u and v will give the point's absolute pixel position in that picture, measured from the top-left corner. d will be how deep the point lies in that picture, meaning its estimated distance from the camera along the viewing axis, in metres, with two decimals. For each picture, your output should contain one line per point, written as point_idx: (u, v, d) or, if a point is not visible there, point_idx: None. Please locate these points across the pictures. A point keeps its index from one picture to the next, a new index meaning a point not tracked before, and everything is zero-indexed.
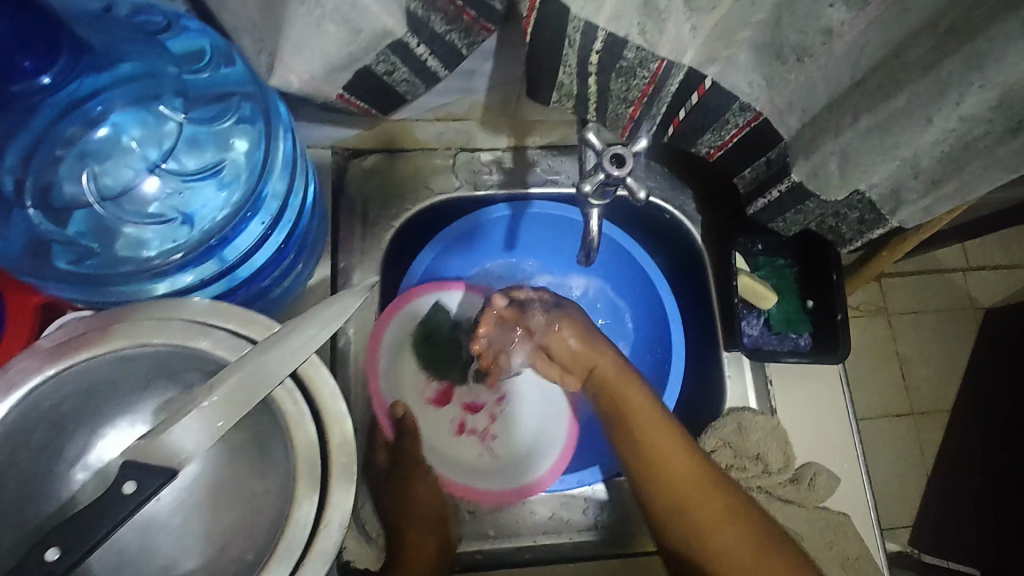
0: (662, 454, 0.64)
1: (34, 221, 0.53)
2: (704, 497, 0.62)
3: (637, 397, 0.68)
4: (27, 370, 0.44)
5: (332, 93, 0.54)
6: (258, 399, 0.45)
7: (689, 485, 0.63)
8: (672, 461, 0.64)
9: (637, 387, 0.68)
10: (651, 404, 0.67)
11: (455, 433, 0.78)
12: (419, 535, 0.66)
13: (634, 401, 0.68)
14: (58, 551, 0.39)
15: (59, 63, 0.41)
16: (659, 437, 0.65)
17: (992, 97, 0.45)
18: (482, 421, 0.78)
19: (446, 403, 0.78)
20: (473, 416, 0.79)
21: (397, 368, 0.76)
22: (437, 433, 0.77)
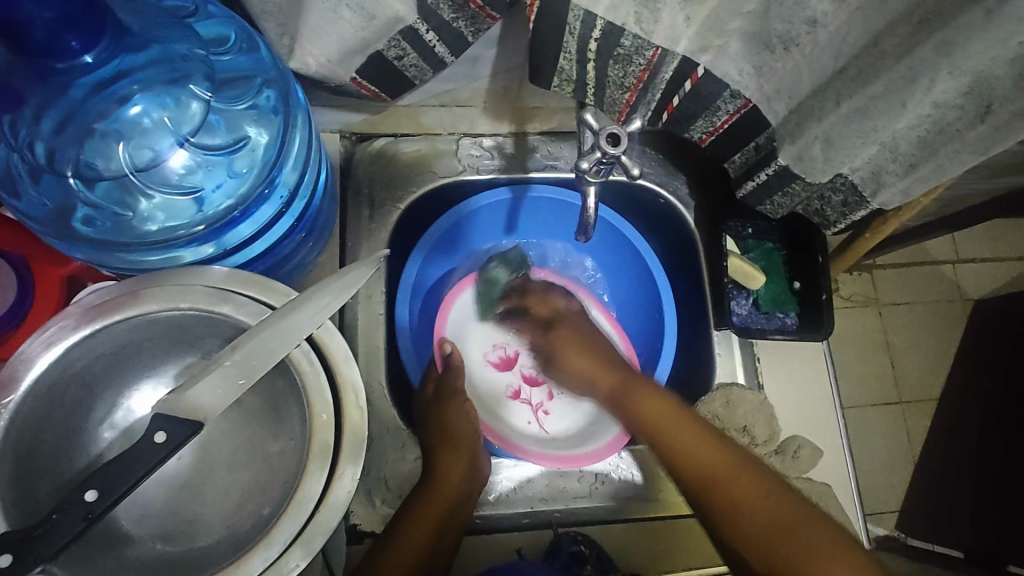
0: (681, 446, 0.67)
1: (66, 188, 0.56)
2: (743, 485, 0.64)
3: (645, 396, 0.72)
4: (65, 329, 0.47)
5: (346, 76, 0.58)
6: (276, 358, 0.48)
7: (717, 472, 0.65)
8: (701, 452, 0.66)
9: (643, 388, 0.73)
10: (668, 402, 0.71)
11: (510, 394, 0.85)
12: (450, 460, 0.72)
13: (644, 402, 0.72)
14: (96, 493, 0.42)
15: (103, 44, 0.44)
16: (678, 429, 0.68)
17: (963, 84, 0.48)
18: (538, 395, 0.85)
19: (508, 369, 0.85)
20: (530, 387, 0.85)
21: (462, 327, 0.84)
22: (494, 395, 0.84)
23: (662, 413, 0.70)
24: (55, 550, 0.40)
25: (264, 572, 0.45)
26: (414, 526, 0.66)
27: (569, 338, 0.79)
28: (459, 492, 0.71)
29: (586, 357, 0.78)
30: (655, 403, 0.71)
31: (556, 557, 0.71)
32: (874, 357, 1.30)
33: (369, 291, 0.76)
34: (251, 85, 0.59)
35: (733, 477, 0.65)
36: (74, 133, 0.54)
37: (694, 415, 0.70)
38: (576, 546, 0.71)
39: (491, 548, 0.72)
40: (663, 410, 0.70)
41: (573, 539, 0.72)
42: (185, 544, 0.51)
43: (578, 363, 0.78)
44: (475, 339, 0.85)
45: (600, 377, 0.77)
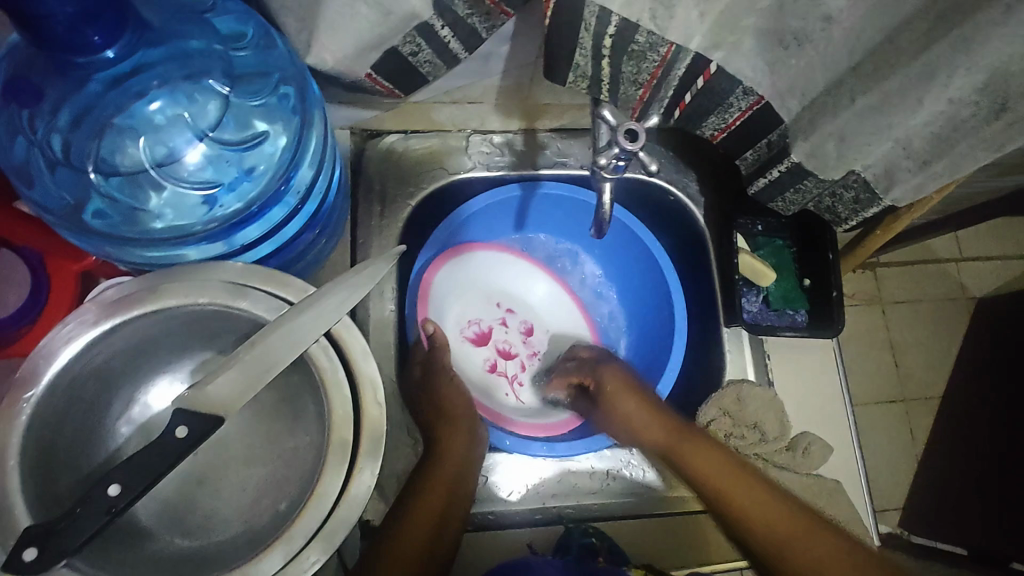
0: (745, 505, 0.66)
1: (82, 182, 0.55)
2: (818, 540, 0.63)
3: (701, 457, 0.70)
4: (83, 324, 0.47)
5: (361, 73, 0.58)
6: (294, 354, 0.48)
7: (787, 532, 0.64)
8: (770, 510, 0.65)
9: (698, 447, 0.71)
10: (722, 459, 0.69)
11: (486, 369, 0.85)
12: (451, 436, 0.71)
13: (701, 462, 0.70)
14: (119, 487, 0.42)
15: (123, 39, 0.45)
16: (738, 489, 0.67)
17: (979, 80, 0.48)
18: (512, 367, 0.86)
19: (483, 344, 0.86)
20: (505, 360, 0.86)
21: (442, 301, 0.83)
22: (472, 369, 0.84)
23: (721, 467, 0.69)
24: (77, 543, 0.40)
25: (284, 566, 0.45)
26: (415, 511, 0.64)
27: (619, 390, 0.76)
28: (459, 472, 0.69)
29: (634, 400, 0.75)
30: (710, 464, 0.69)
31: (567, 551, 0.71)
32: (880, 355, 1.30)
33: (380, 287, 0.76)
34: (268, 81, 0.58)
35: (802, 534, 0.64)
36: (92, 126, 0.54)
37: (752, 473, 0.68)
38: (587, 539, 0.72)
39: (501, 545, 0.72)
40: (718, 466, 0.69)
41: (583, 531, 0.73)
42: (202, 538, 0.52)
43: (625, 405, 0.75)
44: (453, 313, 0.84)
45: (651, 430, 0.74)
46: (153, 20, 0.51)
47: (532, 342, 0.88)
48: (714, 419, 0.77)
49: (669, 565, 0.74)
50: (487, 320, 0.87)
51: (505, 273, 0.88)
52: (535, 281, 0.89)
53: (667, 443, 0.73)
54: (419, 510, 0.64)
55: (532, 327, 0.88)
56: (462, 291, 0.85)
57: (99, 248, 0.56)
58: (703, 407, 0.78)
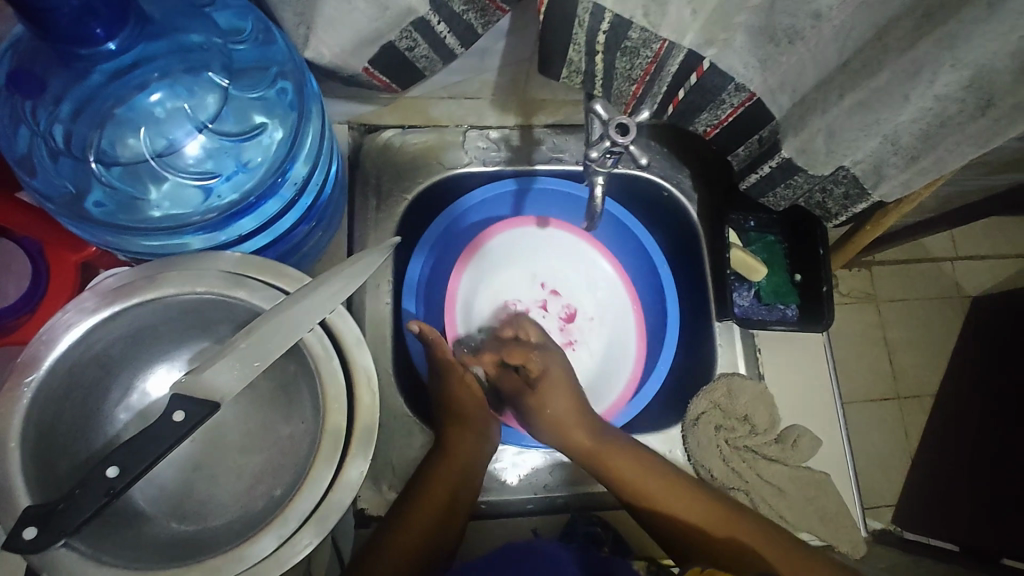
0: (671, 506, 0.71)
1: (82, 171, 0.56)
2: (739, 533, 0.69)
3: (623, 463, 0.72)
4: (83, 311, 0.47)
5: (359, 67, 0.59)
6: (291, 342, 0.49)
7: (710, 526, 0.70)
8: (693, 508, 0.71)
9: (620, 454, 0.72)
10: (639, 462, 0.72)
11: None
12: (459, 436, 0.72)
13: (625, 470, 0.72)
14: (117, 469, 0.43)
15: (125, 32, 0.45)
16: (658, 489, 0.71)
17: (965, 77, 0.49)
18: None
19: None
20: None
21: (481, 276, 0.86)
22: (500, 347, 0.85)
23: (641, 472, 0.72)
24: (77, 524, 0.41)
25: (279, 548, 0.46)
26: (420, 509, 0.68)
27: (556, 387, 0.75)
28: (464, 477, 0.71)
29: (566, 403, 0.74)
30: (629, 469, 0.72)
31: (571, 538, 0.73)
32: (873, 352, 1.31)
33: (376, 279, 0.77)
34: (266, 75, 0.59)
35: (721, 527, 0.70)
36: (94, 116, 0.56)
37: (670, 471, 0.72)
38: (592, 527, 0.74)
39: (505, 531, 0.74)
40: (641, 470, 0.72)
41: (590, 518, 0.75)
42: (199, 523, 0.52)
43: (554, 408, 0.74)
44: (491, 290, 0.86)
45: (575, 434, 0.73)
46: (154, 13, 0.53)
47: (569, 329, 0.87)
48: (704, 411, 0.78)
49: (664, 553, 0.76)
50: (525, 302, 0.87)
51: (548, 257, 0.88)
52: (580, 268, 0.88)
53: (589, 447, 0.73)
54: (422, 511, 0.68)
55: (573, 313, 0.88)
56: (500, 274, 0.87)
57: (96, 238, 0.56)
58: (694, 399, 0.79)
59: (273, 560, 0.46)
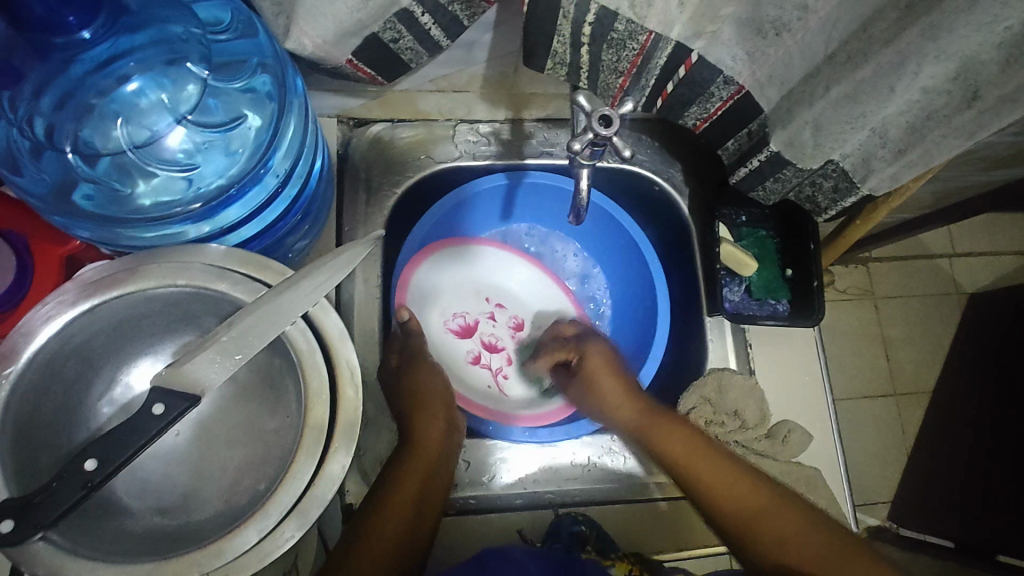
0: (716, 484, 0.66)
1: (64, 164, 0.56)
2: (783, 516, 0.63)
3: (670, 435, 0.71)
4: (64, 304, 0.48)
5: (342, 59, 0.58)
6: (273, 335, 0.49)
7: (754, 508, 0.64)
8: (733, 489, 0.65)
9: (669, 425, 0.72)
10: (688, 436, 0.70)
11: (469, 361, 0.86)
12: (425, 420, 0.70)
13: (669, 441, 0.70)
14: (95, 462, 0.43)
15: (98, 22, 0.45)
16: (704, 464, 0.67)
17: (950, 69, 0.49)
18: (496, 361, 0.86)
19: (468, 336, 0.86)
20: (489, 353, 0.87)
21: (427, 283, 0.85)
22: (453, 359, 0.85)
23: (687, 444, 0.69)
24: (54, 516, 0.41)
25: (259, 542, 0.46)
26: (393, 498, 0.63)
27: (602, 364, 0.77)
28: (439, 457, 0.69)
29: (616, 380, 0.76)
30: (678, 443, 0.70)
31: (557, 537, 0.71)
32: (870, 349, 1.31)
33: (366, 273, 0.77)
34: (248, 66, 0.59)
35: (760, 514, 0.64)
36: (74, 109, 0.55)
37: (718, 449, 0.69)
38: (577, 527, 0.72)
39: (495, 528, 0.73)
40: (691, 443, 0.69)
41: (574, 519, 0.73)
42: (182, 517, 0.52)
43: (608, 386, 0.76)
44: (440, 300, 0.86)
45: (624, 407, 0.75)
46: (131, 3, 0.52)
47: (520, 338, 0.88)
48: (694, 407, 0.78)
49: (653, 550, 0.75)
50: (473, 312, 0.87)
51: (493, 267, 0.89)
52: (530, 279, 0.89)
53: (637, 422, 0.74)
54: (401, 493, 0.63)
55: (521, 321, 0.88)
56: (453, 281, 0.87)
57: (87, 234, 0.56)
58: (684, 395, 0.79)
59: (252, 555, 0.46)
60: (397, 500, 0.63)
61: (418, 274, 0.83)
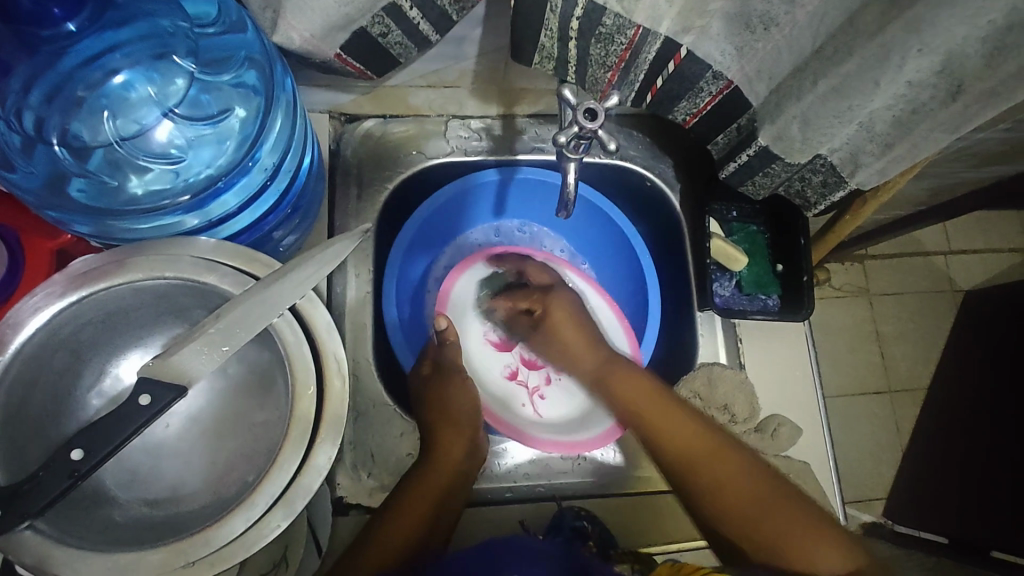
0: (665, 426, 0.71)
1: (52, 157, 0.56)
2: (724, 465, 0.68)
3: (626, 380, 0.76)
4: (52, 295, 0.48)
5: (331, 53, 0.58)
6: (260, 327, 0.49)
7: (694, 450, 0.69)
8: (677, 430, 0.70)
9: (626, 373, 0.77)
10: (643, 381, 0.75)
11: (506, 377, 0.87)
12: (452, 432, 0.74)
13: (626, 390, 0.76)
14: (82, 452, 0.43)
15: (83, 13, 0.47)
16: (654, 408, 0.73)
17: (936, 62, 0.49)
18: (535, 379, 0.87)
19: (506, 350, 0.88)
20: (527, 370, 0.88)
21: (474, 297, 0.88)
22: (488, 370, 0.87)
23: (640, 390, 0.74)
24: (40, 505, 0.42)
25: (246, 532, 0.47)
26: (409, 504, 0.68)
27: (561, 307, 0.81)
28: (458, 470, 0.72)
29: (574, 330, 0.81)
30: (632, 389, 0.75)
31: (558, 531, 0.71)
32: (864, 346, 1.31)
33: (358, 268, 0.77)
34: (236, 60, 0.59)
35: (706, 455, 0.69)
36: (63, 102, 0.56)
37: (668, 395, 0.73)
38: (579, 522, 0.71)
39: (492, 522, 0.74)
40: (642, 389, 0.74)
41: (576, 513, 0.72)
42: (170, 508, 0.52)
43: (566, 335, 0.81)
44: (484, 312, 0.88)
45: (584, 358, 0.81)
46: None
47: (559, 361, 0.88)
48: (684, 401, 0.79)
49: (645, 543, 0.74)
50: (515, 327, 0.88)
51: None
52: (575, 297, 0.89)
53: (596, 368, 0.80)
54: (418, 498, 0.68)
55: None
56: (499, 294, 0.89)
57: (85, 229, 0.55)
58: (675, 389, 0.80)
59: (240, 544, 0.46)
60: (413, 505, 0.68)
61: (460, 281, 0.87)
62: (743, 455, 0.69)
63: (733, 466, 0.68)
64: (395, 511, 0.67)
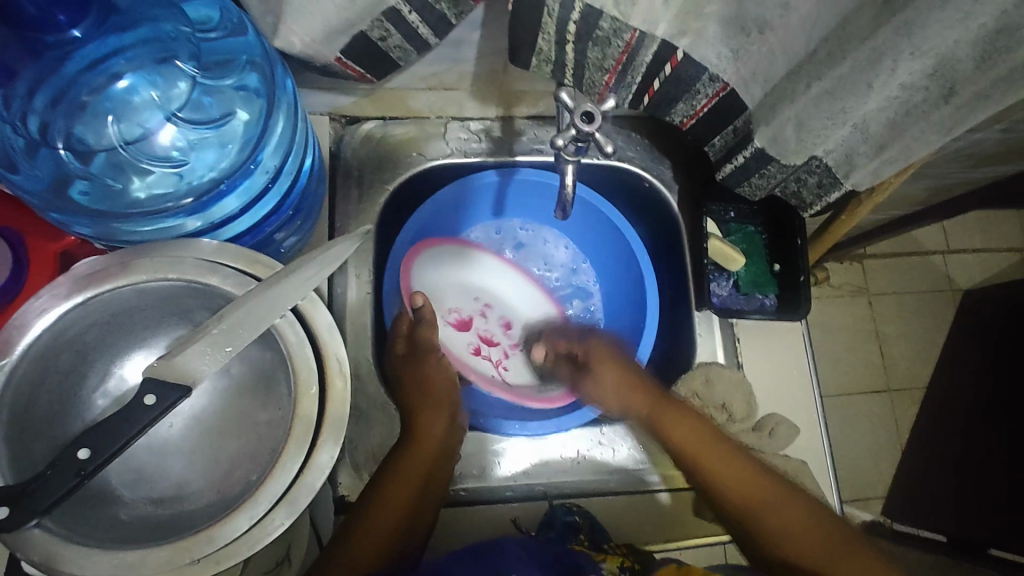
0: (721, 472, 0.70)
1: (58, 161, 0.57)
2: (779, 504, 0.68)
3: (679, 425, 0.73)
4: (57, 297, 0.49)
5: (331, 56, 0.59)
6: (262, 328, 0.50)
7: (751, 494, 0.69)
8: (735, 476, 0.70)
9: (678, 416, 0.74)
10: (694, 425, 0.73)
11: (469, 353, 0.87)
12: (432, 409, 0.74)
13: (678, 432, 0.73)
14: (88, 451, 0.44)
15: (87, 20, 0.48)
16: (711, 453, 0.71)
17: (927, 65, 0.50)
18: (495, 353, 0.88)
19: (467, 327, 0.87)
20: (488, 346, 0.88)
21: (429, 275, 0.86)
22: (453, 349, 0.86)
23: (693, 435, 0.72)
24: (47, 504, 0.42)
25: (250, 530, 0.47)
26: (391, 491, 0.67)
27: (606, 358, 0.80)
28: (438, 449, 0.72)
29: (624, 377, 0.78)
30: (685, 433, 0.73)
31: (550, 527, 0.73)
32: (863, 345, 1.32)
33: (358, 269, 0.78)
34: (238, 64, 0.60)
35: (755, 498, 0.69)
36: (68, 107, 0.57)
37: (721, 439, 0.72)
38: (570, 517, 0.73)
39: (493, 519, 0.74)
40: (697, 433, 0.72)
41: (567, 509, 0.74)
42: (175, 507, 0.53)
43: (616, 382, 0.78)
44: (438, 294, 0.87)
45: (634, 401, 0.77)
46: (120, 3, 0.54)
47: (513, 334, 0.89)
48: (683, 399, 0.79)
49: (644, 541, 0.75)
50: (472, 306, 0.88)
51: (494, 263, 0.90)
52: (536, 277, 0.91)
53: (649, 405, 0.76)
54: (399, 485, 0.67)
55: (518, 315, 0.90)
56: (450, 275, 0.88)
57: (86, 230, 0.57)
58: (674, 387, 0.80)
59: (244, 542, 0.47)
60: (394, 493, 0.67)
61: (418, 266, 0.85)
62: (798, 496, 0.69)
63: (791, 507, 0.68)
64: (376, 500, 0.66)
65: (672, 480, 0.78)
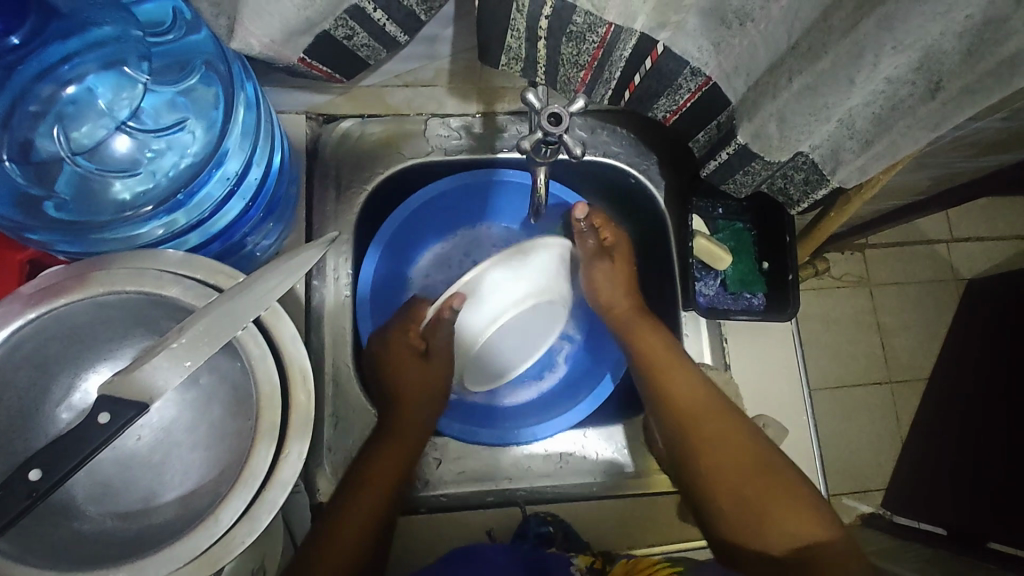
0: (675, 385, 0.73)
1: (12, 175, 0.56)
2: (723, 427, 0.70)
3: (649, 335, 0.77)
4: (10, 313, 0.47)
5: (294, 57, 0.57)
6: (222, 342, 0.48)
7: (696, 412, 0.71)
8: (684, 391, 0.72)
9: (652, 329, 0.78)
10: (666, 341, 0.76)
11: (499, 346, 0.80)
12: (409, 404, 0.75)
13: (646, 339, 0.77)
14: (39, 472, 0.43)
15: (24, 26, 0.52)
16: (671, 369, 0.74)
17: (912, 57, 0.48)
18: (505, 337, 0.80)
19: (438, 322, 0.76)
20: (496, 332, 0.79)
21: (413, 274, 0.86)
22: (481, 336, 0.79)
23: (661, 349, 0.76)
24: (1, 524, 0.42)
25: (211, 548, 0.47)
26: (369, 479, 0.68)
27: (613, 257, 0.83)
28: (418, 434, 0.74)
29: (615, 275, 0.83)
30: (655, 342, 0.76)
31: (524, 538, 0.72)
32: (864, 337, 1.30)
33: (338, 272, 0.76)
34: (192, 65, 0.60)
35: (708, 415, 0.71)
36: (23, 118, 0.57)
37: (686, 359, 0.75)
38: (544, 528, 0.73)
39: (464, 527, 0.73)
40: (664, 350, 0.76)
41: (541, 519, 0.73)
42: (142, 521, 0.52)
43: (609, 280, 0.82)
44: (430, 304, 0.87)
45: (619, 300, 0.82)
46: (61, 6, 0.54)
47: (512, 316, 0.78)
48: None
49: (624, 547, 0.75)
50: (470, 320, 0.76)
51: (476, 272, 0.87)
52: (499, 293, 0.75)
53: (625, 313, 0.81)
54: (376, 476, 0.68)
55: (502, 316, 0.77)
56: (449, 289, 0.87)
57: (68, 249, 0.56)
58: None
59: (206, 559, 0.46)
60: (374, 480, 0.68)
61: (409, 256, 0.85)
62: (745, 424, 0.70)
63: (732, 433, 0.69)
64: (361, 482, 0.67)
65: (657, 482, 0.76)
